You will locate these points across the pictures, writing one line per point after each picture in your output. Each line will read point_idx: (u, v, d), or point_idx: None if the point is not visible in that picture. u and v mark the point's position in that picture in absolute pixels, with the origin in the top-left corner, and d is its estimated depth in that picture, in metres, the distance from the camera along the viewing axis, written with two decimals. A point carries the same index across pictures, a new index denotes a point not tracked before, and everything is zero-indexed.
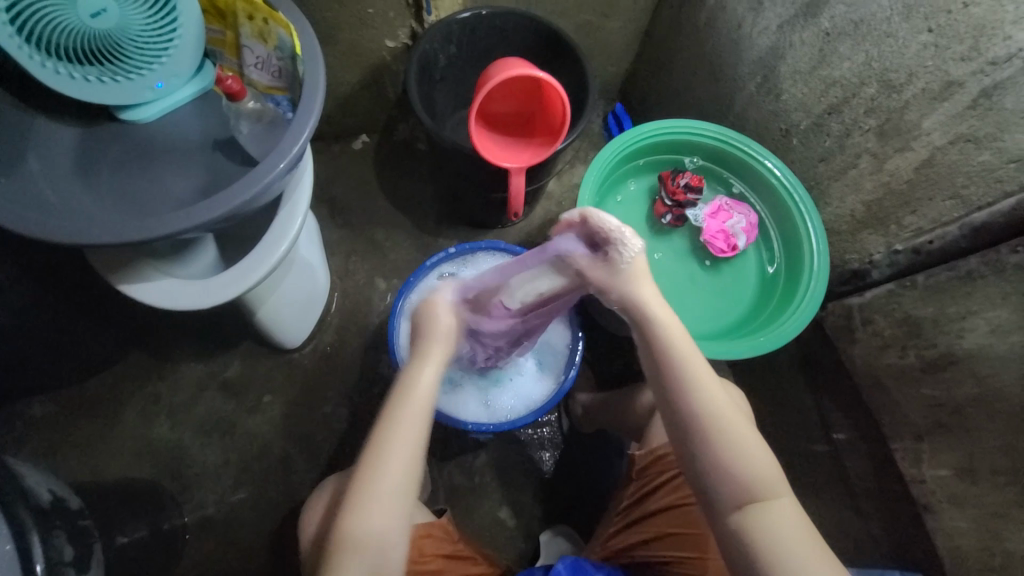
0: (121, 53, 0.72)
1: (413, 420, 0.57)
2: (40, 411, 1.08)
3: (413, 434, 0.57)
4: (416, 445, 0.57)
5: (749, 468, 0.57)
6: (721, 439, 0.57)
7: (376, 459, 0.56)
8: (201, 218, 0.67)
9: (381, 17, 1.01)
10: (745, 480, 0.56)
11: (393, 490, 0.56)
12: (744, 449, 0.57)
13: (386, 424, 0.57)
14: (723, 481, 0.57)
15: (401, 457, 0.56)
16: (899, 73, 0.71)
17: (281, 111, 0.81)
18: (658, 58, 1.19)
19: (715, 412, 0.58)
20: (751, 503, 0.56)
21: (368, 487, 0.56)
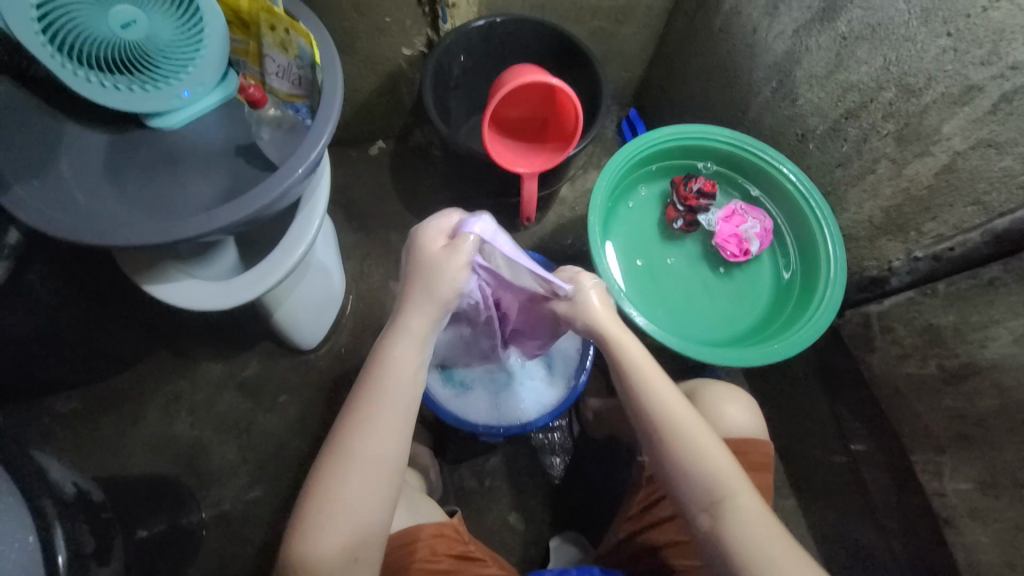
0: (151, 63, 0.75)
1: (388, 400, 0.57)
2: (67, 406, 1.12)
3: (389, 411, 0.57)
4: (391, 422, 0.57)
5: (711, 472, 0.58)
6: (680, 447, 0.59)
7: (351, 437, 0.56)
8: (222, 222, 0.70)
9: (397, 26, 1.03)
10: (710, 484, 0.58)
11: (367, 467, 0.55)
12: (704, 454, 0.59)
13: (362, 403, 0.57)
14: (688, 486, 0.59)
15: (376, 433, 0.56)
16: (918, 77, 0.69)
17: (300, 117, 0.84)
18: (672, 63, 1.18)
19: (674, 420, 0.60)
20: (717, 503, 0.57)
21: (342, 465, 0.55)
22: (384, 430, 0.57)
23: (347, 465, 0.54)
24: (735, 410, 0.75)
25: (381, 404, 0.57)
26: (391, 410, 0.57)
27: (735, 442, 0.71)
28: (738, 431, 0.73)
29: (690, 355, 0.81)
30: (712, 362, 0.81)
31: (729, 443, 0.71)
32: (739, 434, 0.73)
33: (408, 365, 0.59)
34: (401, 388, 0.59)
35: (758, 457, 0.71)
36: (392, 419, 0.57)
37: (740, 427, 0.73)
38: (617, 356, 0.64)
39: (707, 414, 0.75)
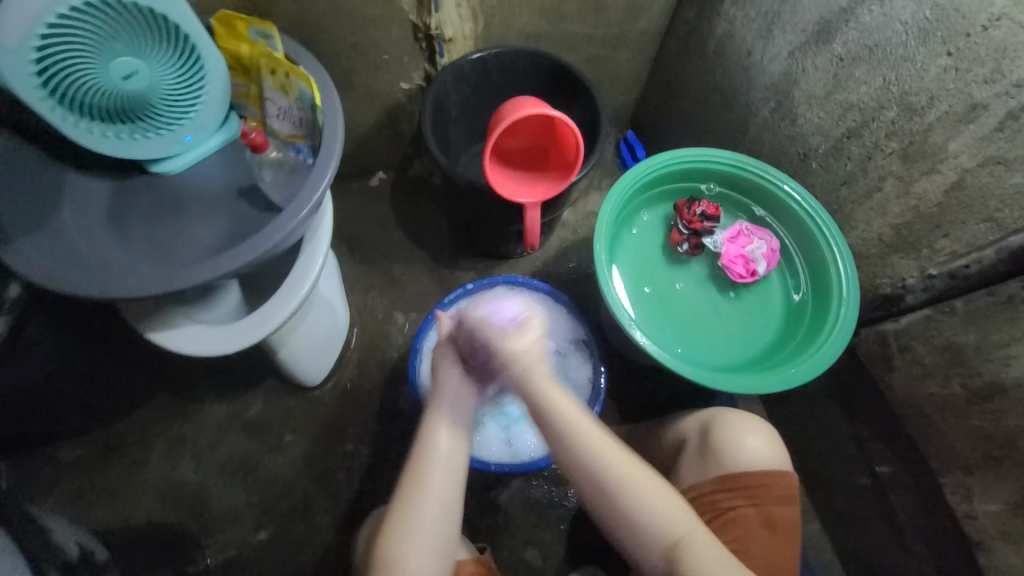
0: (153, 110, 0.75)
1: (437, 486, 0.64)
2: (70, 454, 1.10)
3: (441, 496, 0.64)
4: (444, 503, 0.64)
5: (663, 523, 0.61)
6: (628, 505, 0.62)
7: (409, 520, 0.63)
8: (227, 267, 0.69)
9: (395, 62, 1.04)
10: (665, 532, 0.61)
11: (429, 541, 0.63)
12: (652, 507, 0.62)
13: (415, 490, 0.64)
14: (642, 539, 0.62)
15: (431, 514, 0.63)
16: (920, 96, 0.70)
17: (302, 157, 0.84)
18: (668, 86, 1.19)
19: (618, 480, 0.62)
20: (672, 550, 0.61)
21: (406, 526, 0.63)
22: (439, 509, 0.64)
23: (410, 543, 0.63)
24: (752, 439, 0.73)
25: (432, 489, 0.64)
26: (442, 494, 0.64)
27: (756, 475, 0.69)
28: (760, 463, 0.71)
29: (705, 383, 0.79)
30: (728, 389, 0.79)
31: (750, 475, 0.69)
32: (760, 465, 0.70)
33: (451, 452, 0.66)
34: (449, 471, 0.65)
35: (782, 490, 0.69)
36: (444, 500, 0.64)
37: (760, 458, 0.71)
38: (559, 429, 0.63)
39: (726, 445, 0.73)
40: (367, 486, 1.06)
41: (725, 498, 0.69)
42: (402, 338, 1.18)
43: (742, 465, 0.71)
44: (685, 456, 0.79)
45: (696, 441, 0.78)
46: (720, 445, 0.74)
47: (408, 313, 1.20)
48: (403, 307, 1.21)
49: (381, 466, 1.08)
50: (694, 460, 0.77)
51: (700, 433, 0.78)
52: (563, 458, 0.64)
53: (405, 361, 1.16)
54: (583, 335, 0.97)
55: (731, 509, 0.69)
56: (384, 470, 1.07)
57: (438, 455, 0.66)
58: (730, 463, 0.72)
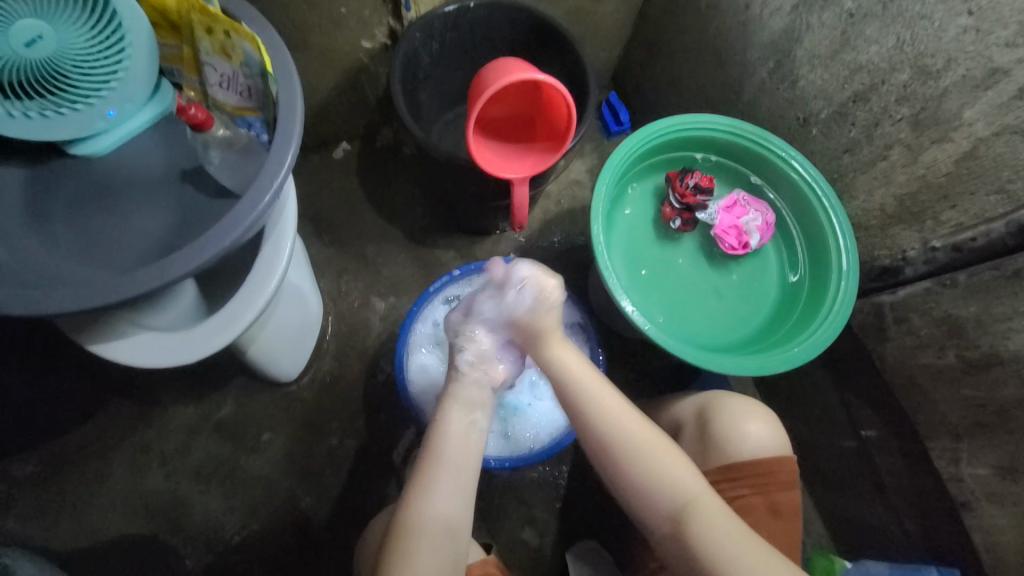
0: (64, 80, 0.61)
1: (456, 456, 0.63)
2: (20, 471, 1.00)
3: (462, 461, 0.63)
4: (463, 472, 0.63)
5: (670, 485, 0.60)
6: (633, 464, 0.62)
7: (430, 482, 0.61)
8: (179, 270, 0.59)
9: (355, 17, 0.91)
10: (670, 497, 0.60)
11: (456, 498, 0.61)
12: (656, 468, 0.61)
13: (434, 454, 0.63)
14: (650, 501, 0.61)
15: (451, 479, 0.62)
16: (936, 58, 0.69)
17: (254, 134, 0.72)
18: (653, 42, 1.11)
19: (620, 439, 0.62)
20: (679, 512, 0.60)
21: (431, 490, 0.60)
22: (459, 480, 0.62)
23: (433, 502, 0.60)
24: (755, 425, 0.72)
25: (452, 455, 0.63)
26: (461, 464, 0.63)
27: (760, 462, 0.69)
28: (763, 451, 0.70)
29: (711, 368, 0.77)
30: (735, 372, 0.77)
31: (754, 464, 0.69)
32: (762, 452, 0.70)
33: (471, 427, 0.66)
34: (468, 442, 0.65)
35: (783, 475, 0.69)
36: (468, 460, 0.64)
37: (762, 444, 0.71)
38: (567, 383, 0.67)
39: (727, 433, 0.72)
40: (354, 481, 1.01)
41: (730, 488, 0.69)
42: (382, 324, 1.10)
43: (745, 453, 0.70)
44: (682, 440, 0.78)
45: (692, 426, 0.77)
46: (722, 430, 0.72)
47: (386, 297, 1.12)
48: (380, 291, 1.12)
49: (369, 459, 1.02)
50: (692, 447, 0.76)
51: (696, 418, 0.77)
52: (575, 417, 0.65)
53: (387, 349, 1.09)
54: (580, 319, 0.95)
55: (736, 498, 0.68)
56: (372, 464, 1.02)
57: (455, 426, 0.65)
58: (732, 451, 0.71)
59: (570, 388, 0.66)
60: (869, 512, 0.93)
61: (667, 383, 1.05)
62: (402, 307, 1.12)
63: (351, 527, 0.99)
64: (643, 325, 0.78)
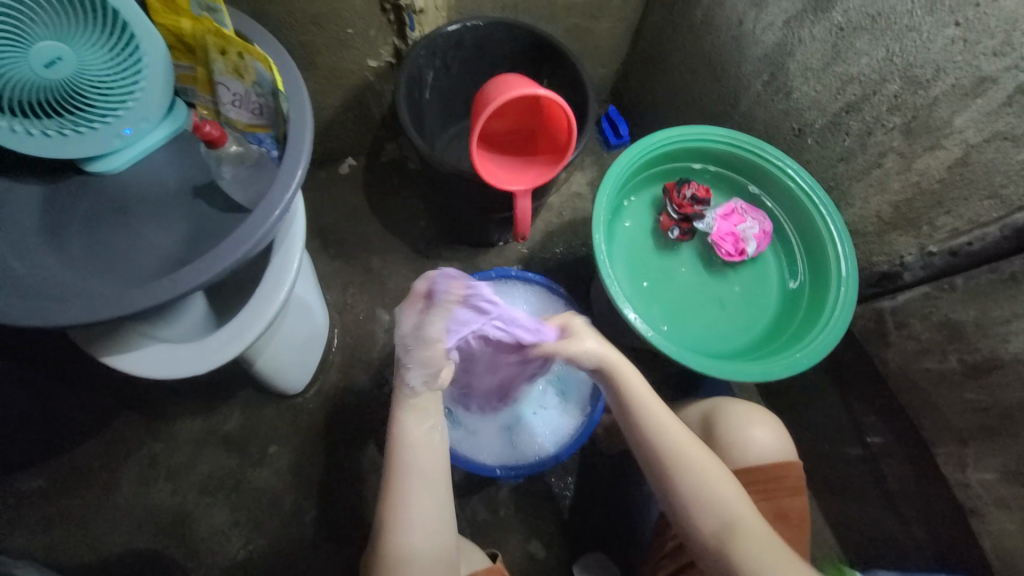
0: (83, 101, 0.64)
1: (419, 466, 0.63)
2: (29, 485, 1.00)
3: (424, 473, 0.63)
4: (431, 479, 0.63)
5: (725, 503, 0.61)
6: (687, 480, 0.62)
7: (403, 500, 0.61)
8: (191, 283, 0.61)
9: (361, 37, 0.94)
10: (723, 515, 0.60)
11: (424, 513, 0.61)
12: (708, 487, 0.61)
13: (399, 470, 0.63)
14: (702, 516, 0.61)
15: (420, 492, 0.62)
16: (926, 69, 0.71)
17: (266, 150, 0.75)
18: (650, 58, 1.14)
19: (678, 455, 0.63)
20: (731, 531, 0.60)
21: (400, 506, 0.61)
22: (429, 491, 0.62)
23: (407, 517, 0.61)
24: (761, 431, 0.72)
25: (418, 470, 0.63)
26: (428, 473, 0.63)
27: (766, 468, 0.69)
28: (770, 456, 0.71)
29: (715, 374, 0.77)
30: (737, 378, 0.78)
31: (760, 469, 0.69)
32: (769, 457, 0.70)
33: (432, 432, 0.65)
34: (431, 450, 0.64)
35: (790, 481, 0.69)
36: (431, 471, 0.63)
37: (768, 449, 0.71)
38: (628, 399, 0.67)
39: (734, 439, 0.72)
40: (360, 493, 1.01)
41: None
42: (387, 336, 1.12)
43: (752, 458, 0.70)
44: None
45: (698, 433, 0.77)
46: (728, 436, 0.73)
47: (391, 309, 1.13)
48: (385, 303, 1.14)
49: (375, 470, 1.03)
50: None
51: (701, 424, 0.77)
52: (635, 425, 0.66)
53: (391, 360, 1.10)
54: None
55: None
56: (378, 475, 1.02)
57: (413, 437, 0.64)
58: (738, 458, 0.71)
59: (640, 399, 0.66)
60: (877, 520, 0.92)
61: (670, 391, 1.05)
62: None
63: (357, 540, 0.99)
64: (646, 331, 0.79)
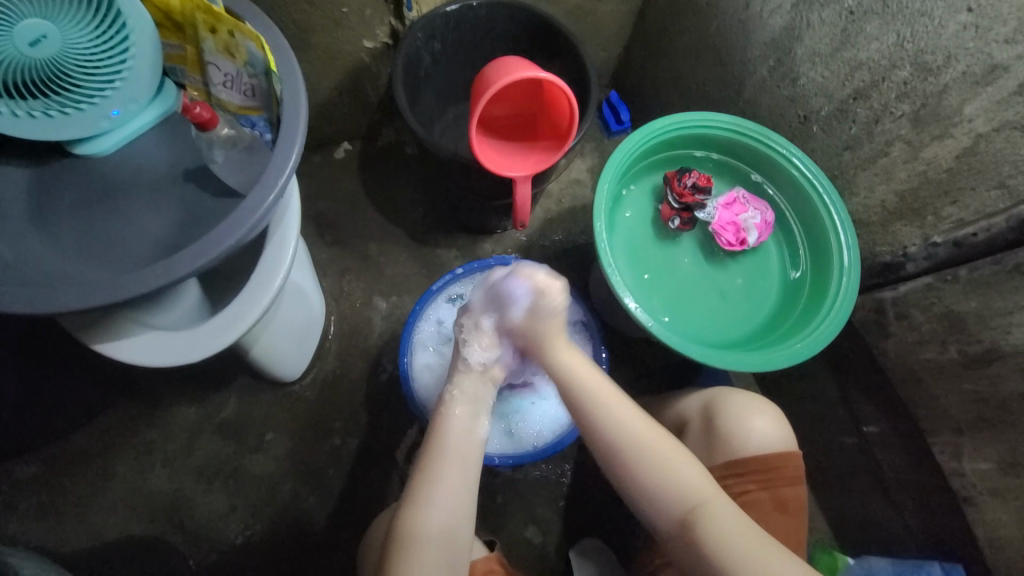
0: (68, 80, 0.61)
1: (458, 451, 0.63)
2: (24, 472, 1.00)
3: (464, 459, 0.63)
4: (464, 473, 0.63)
5: (680, 486, 0.60)
6: (644, 466, 0.61)
7: (433, 483, 0.61)
8: (184, 270, 0.59)
9: (357, 17, 0.92)
10: (680, 496, 0.60)
11: (454, 498, 0.61)
12: (665, 469, 0.61)
13: (436, 446, 0.64)
14: (660, 503, 0.61)
15: (454, 475, 0.62)
16: (936, 55, 0.69)
17: (258, 133, 0.72)
18: (653, 42, 1.12)
19: (632, 439, 0.63)
20: (691, 513, 0.60)
21: (430, 487, 0.61)
22: (460, 482, 0.62)
23: (431, 500, 0.60)
24: (760, 420, 0.72)
25: (452, 457, 0.63)
26: (463, 464, 0.63)
27: (765, 458, 0.69)
28: (770, 445, 0.71)
29: (715, 365, 0.77)
30: (737, 368, 0.78)
31: (759, 460, 0.69)
32: (768, 448, 0.70)
33: (471, 420, 0.67)
34: (472, 442, 0.65)
35: (788, 470, 0.70)
36: (468, 461, 0.64)
37: (767, 439, 0.71)
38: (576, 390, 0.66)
39: (733, 429, 0.72)
40: (357, 480, 1.01)
41: (736, 483, 0.69)
42: (384, 324, 1.11)
43: (751, 448, 0.70)
44: (688, 438, 0.78)
45: (697, 424, 0.77)
46: (727, 427, 0.73)
47: (388, 297, 1.12)
48: (382, 290, 1.13)
49: (373, 458, 1.03)
50: (698, 444, 0.76)
51: (701, 415, 0.77)
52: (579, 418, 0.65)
53: (389, 349, 1.09)
54: (583, 317, 0.95)
55: (742, 494, 0.69)
56: (375, 462, 1.02)
57: (456, 425, 0.65)
58: (738, 448, 0.71)
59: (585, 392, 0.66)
60: (871, 508, 0.93)
61: (668, 381, 1.05)
62: (404, 307, 1.12)
63: (354, 526, 0.99)
64: (647, 321, 0.78)
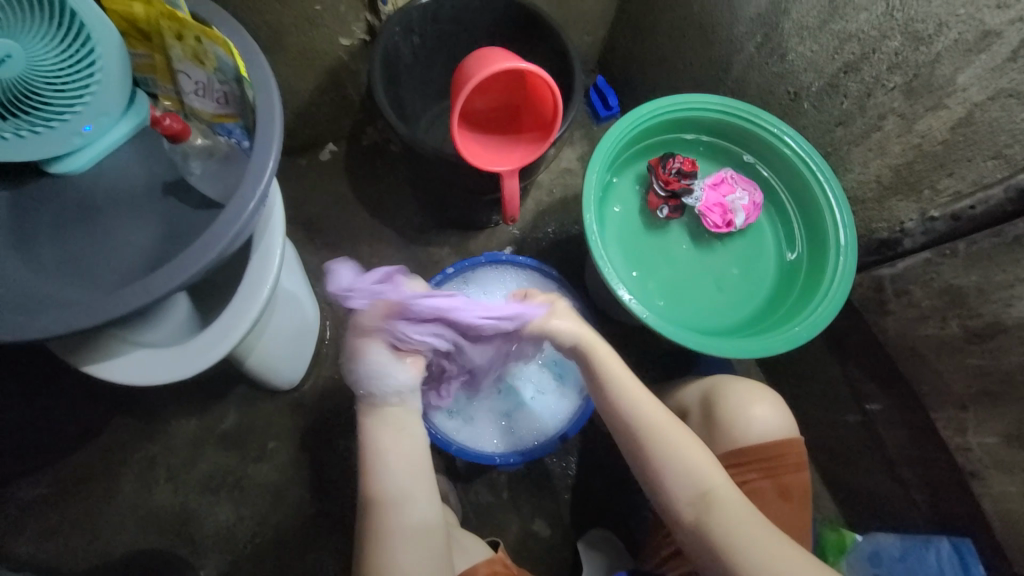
0: (37, 98, 0.60)
1: (392, 464, 0.61)
2: (30, 494, 1.00)
3: (403, 471, 0.62)
4: (409, 479, 0.62)
5: (696, 472, 0.61)
6: (666, 452, 0.62)
7: (381, 497, 0.61)
8: (162, 289, 0.57)
9: (331, 13, 0.89)
10: (694, 483, 0.61)
11: (408, 500, 0.61)
12: (686, 455, 0.62)
13: (373, 467, 0.61)
14: (674, 487, 0.61)
15: (398, 483, 0.61)
16: (927, 23, 0.67)
17: (236, 141, 0.71)
18: (638, 22, 1.08)
19: (652, 426, 0.63)
20: (704, 502, 0.60)
21: (383, 499, 0.61)
22: (407, 486, 0.61)
23: (390, 507, 0.60)
24: (762, 409, 0.71)
25: (393, 474, 0.61)
26: (404, 473, 0.62)
27: (766, 446, 0.68)
28: (771, 433, 0.70)
29: (713, 352, 0.76)
30: (735, 356, 0.77)
31: (761, 447, 0.69)
32: (769, 436, 0.70)
33: (397, 434, 0.62)
34: (404, 447, 0.62)
35: (791, 457, 0.69)
36: (405, 465, 0.62)
37: (768, 427, 0.70)
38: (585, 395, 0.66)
39: (734, 417, 0.71)
40: (361, 485, 1.01)
41: (740, 473, 0.68)
42: None
43: (752, 436, 0.70)
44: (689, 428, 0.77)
45: (697, 413, 0.77)
46: (728, 416, 0.72)
47: None
48: None
49: None
50: (699, 434, 0.75)
51: (701, 403, 0.76)
52: (605, 402, 0.66)
53: None
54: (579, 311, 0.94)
55: (746, 483, 0.68)
56: None
57: (382, 440, 0.62)
58: (738, 436, 0.70)
59: (614, 377, 0.65)
60: (878, 485, 0.93)
61: (668, 368, 1.05)
62: None
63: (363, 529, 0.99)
64: (641, 313, 0.77)
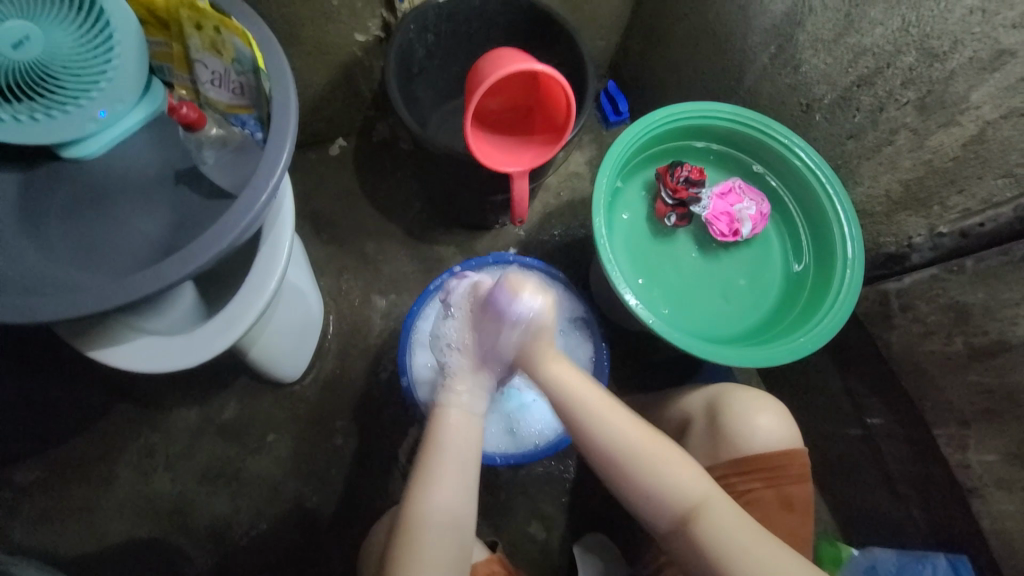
0: (52, 82, 0.60)
1: (454, 446, 0.64)
2: (27, 478, 1.00)
3: (459, 459, 0.63)
4: (462, 470, 0.63)
5: (678, 490, 0.60)
6: (643, 475, 0.60)
7: (431, 478, 0.62)
8: (172, 277, 0.58)
9: (347, 9, 0.90)
10: (678, 500, 0.60)
11: (456, 490, 0.62)
12: (665, 475, 0.60)
13: (434, 448, 0.64)
14: (657, 507, 0.61)
15: (452, 468, 0.63)
16: (943, 40, 0.67)
17: (249, 131, 0.71)
18: (652, 29, 1.09)
19: (626, 453, 0.61)
20: (689, 517, 0.59)
21: (432, 479, 0.61)
22: (459, 473, 0.63)
23: (436, 490, 0.61)
24: (765, 419, 0.71)
25: (450, 458, 0.63)
26: (460, 462, 0.64)
27: (769, 456, 0.68)
28: (774, 443, 0.70)
29: (717, 360, 0.76)
30: (740, 364, 0.77)
31: (762, 457, 0.68)
32: (773, 446, 0.70)
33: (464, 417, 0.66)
34: (468, 438, 0.65)
35: (794, 467, 0.69)
36: (463, 455, 0.64)
37: (770, 437, 0.70)
38: (573, 400, 0.63)
39: (736, 426, 0.71)
40: (359, 480, 1.01)
41: (743, 481, 0.68)
42: (382, 321, 1.10)
43: (755, 445, 0.70)
44: (691, 436, 0.77)
45: (701, 421, 0.76)
46: (731, 425, 0.72)
47: (386, 294, 1.11)
48: (380, 288, 1.11)
49: (375, 457, 1.02)
50: (701, 441, 0.75)
51: (705, 412, 0.76)
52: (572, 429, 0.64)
53: (389, 346, 1.08)
54: (583, 313, 0.94)
55: (748, 492, 0.68)
56: (378, 462, 1.02)
57: (451, 422, 0.65)
58: (741, 445, 0.70)
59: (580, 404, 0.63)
60: (876, 499, 0.93)
61: (670, 375, 1.05)
62: (403, 305, 1.11)
63: (359, 525, 0.99)
64: (647, 318, 0.77)
